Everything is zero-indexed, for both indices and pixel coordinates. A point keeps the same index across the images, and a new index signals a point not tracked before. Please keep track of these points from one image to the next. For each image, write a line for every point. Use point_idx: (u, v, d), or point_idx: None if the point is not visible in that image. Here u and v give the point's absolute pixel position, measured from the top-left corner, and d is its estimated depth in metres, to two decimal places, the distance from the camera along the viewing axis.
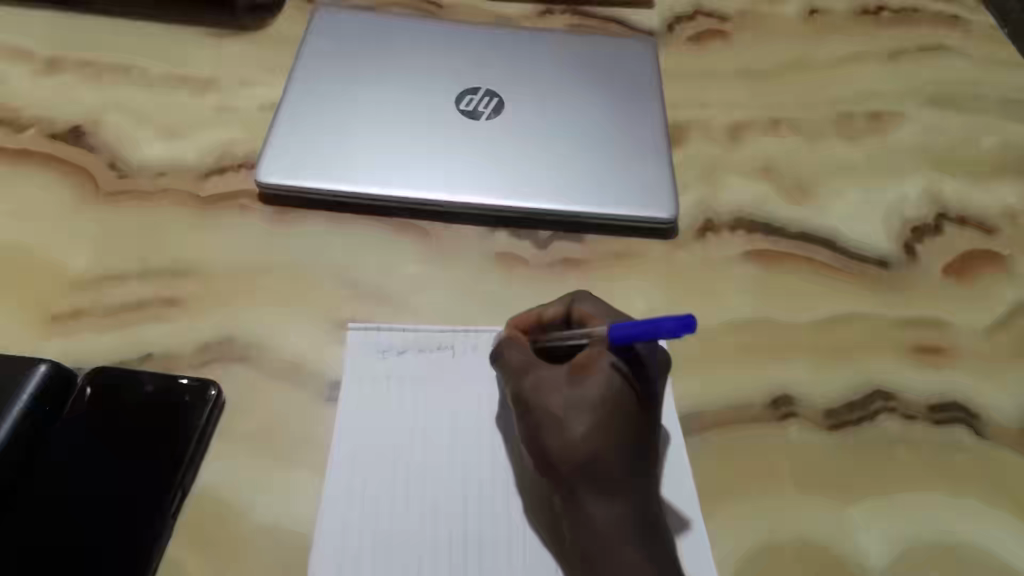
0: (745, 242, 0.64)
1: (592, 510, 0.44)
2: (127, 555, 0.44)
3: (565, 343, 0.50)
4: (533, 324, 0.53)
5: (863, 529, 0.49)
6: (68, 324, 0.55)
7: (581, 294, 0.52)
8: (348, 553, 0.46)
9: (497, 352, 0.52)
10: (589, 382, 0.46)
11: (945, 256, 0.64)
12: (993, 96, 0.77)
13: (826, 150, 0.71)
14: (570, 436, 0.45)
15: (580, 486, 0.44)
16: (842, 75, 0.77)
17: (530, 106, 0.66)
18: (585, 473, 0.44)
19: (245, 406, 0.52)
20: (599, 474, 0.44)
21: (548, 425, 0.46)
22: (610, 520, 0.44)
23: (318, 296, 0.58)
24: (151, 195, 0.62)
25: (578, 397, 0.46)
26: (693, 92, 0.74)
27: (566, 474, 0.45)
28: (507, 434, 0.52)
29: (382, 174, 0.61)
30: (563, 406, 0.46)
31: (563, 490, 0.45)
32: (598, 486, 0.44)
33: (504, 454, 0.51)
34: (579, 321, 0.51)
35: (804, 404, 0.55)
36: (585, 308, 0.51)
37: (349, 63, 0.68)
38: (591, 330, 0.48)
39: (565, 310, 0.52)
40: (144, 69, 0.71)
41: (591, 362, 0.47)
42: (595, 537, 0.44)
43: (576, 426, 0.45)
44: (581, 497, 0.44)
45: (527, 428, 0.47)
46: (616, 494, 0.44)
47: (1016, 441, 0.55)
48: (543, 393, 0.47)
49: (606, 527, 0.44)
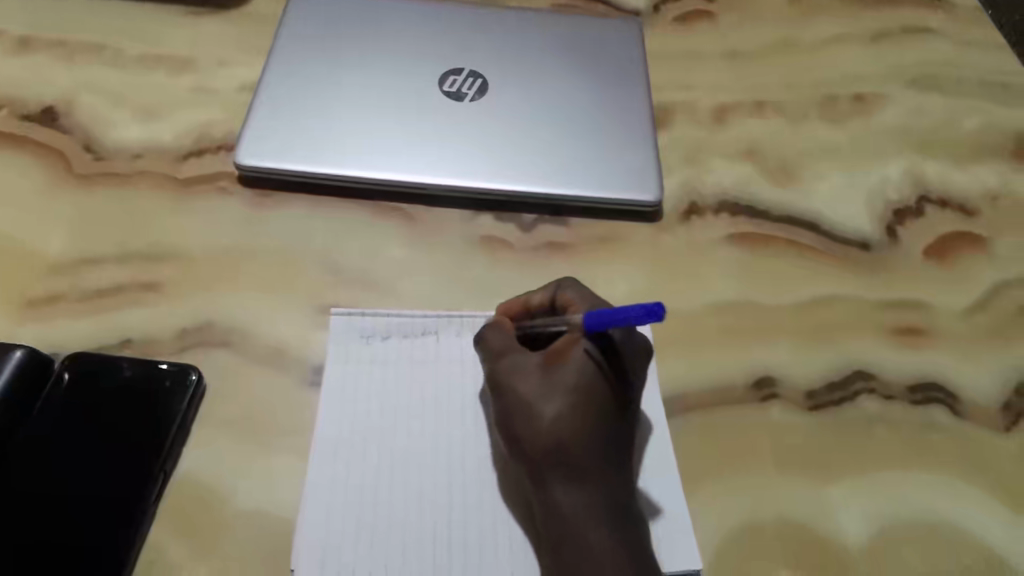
0: (729, 225, 0.64)
1: (559, 495, 0.44)
2: (125, 551, 0.44)
3: (543, 330, 0.51)
4: (522, 313, 0.53)
5: (843, 508, 0.50)
6: (44, 310, 0.54)
7: (567, 280, 0.52)
8: (331, 539, 0.46)
9: (478, 334, 0.52)
10: (562, 369, 0.46)
11: (927, 238, 0.65)
12: (976, 78, 0.78)
13: (810, 133, 0.71)
14: (540, 421, 0.45)
15: (548, 470, 0.44)
16: (827, 57, 0.77)
17: (516, 89, 0.65)
18: (553, 459, 0.44)
19: (226, 391, 0.51)
20: (568, 459, 0.44)
21: (520, 409, 0.46)
22: (577, 506, 0.43)
23: (301, 281, 0.57)
24: (128, 178, 0.61)
25: (550, 383, 0.46)
26: (678, 74, 0.74)
27: (535, 459, 0.45)
28: (487, 422, 0.52)
29: (366, 158, 0.60)
30: (534, 391, 0.46)
31: (532, 474, 0.45)
32: (567, 471, 0.44)
33: (487, 439, 0.51)
34: (563, 309, 0.51)
35: (785, 385, 0.55)
36: (570, 295, 0.51)
37: (333, 44, 0.66)
38: (570, 319, 0.49)
39: (550, 298, 0.52)
40: (118, 48, 0.69)
41: (566, 349, 0.47)
42: (561, 523, 0.43)
43: (547, 410, 0.45)
44: (548, 481, 0.44)
45: (501, 413, 0.48)
46: (586, 480, 0.44)
47: (993, 419, 0.55)
48: (518, 377, 0.48)
49: (572, 512, 0.43)
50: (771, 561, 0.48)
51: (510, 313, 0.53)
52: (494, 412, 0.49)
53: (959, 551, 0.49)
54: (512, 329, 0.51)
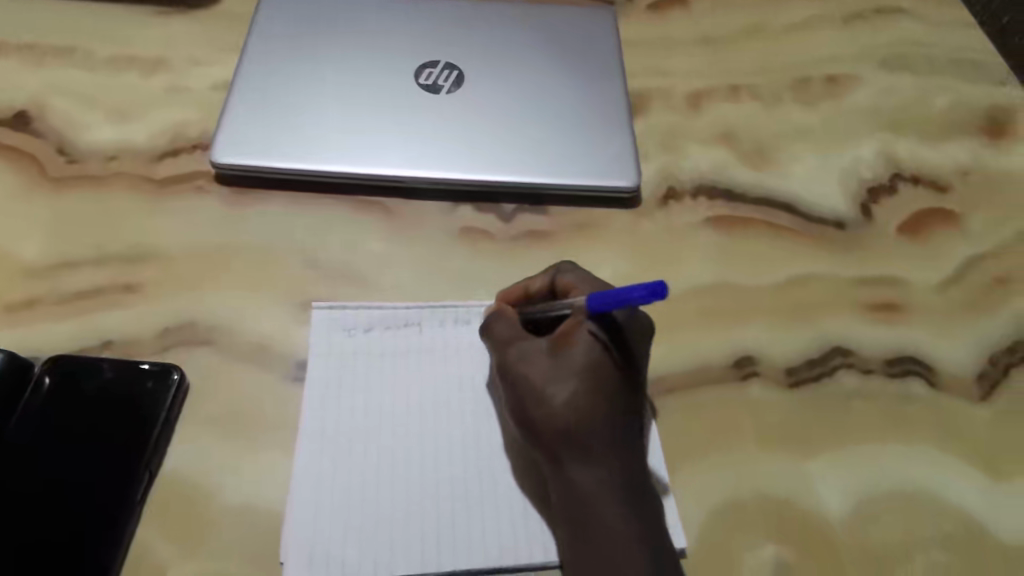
0: (706, 208, 0.65)
1: (576, 474, 0.44)
2: (107, 554, 0.44)
3: (545, 314, 0.50)
4: (519, 300, 0.53)
5: (822, 481, 0.51)
6: (22, 315, 0.54)
7: (565, 265, 0.53)
8: (318, 533, 0.46)
9: (485, 324, 0.52)
10: (571, 352, 0.47)
11: (900, 215, 0.66)
12: (945, 57, 0.79)
13: (783, 115, 0.72)
14: (552, 404, 0.45)
15: (563, 450, 0.45)
16: (799, 40, 0.78)
17: (493, 80, 0.66)
18: (567, 440, 0.45)
19: (208, 390, 0.51)
20: (581, 438, 0.44)
21: (532, 394, 0.46)
22: (595, 483, 0.44)
23: (282, 278, 0.57)
24: (103, 180, 0.61)
25: (560, 366, 0.46)
26: (653, 61, 0.74)
27: (548, 440, 0.45)
28: (497, 410, 0.52)
29: (347, 154, 0.60)
30: (543, 376, 0.46)
31: (546, 455, 0.46)
32: (579, 452, 0.44)
33: (496, 430, 0.52)
34: (561, 292, 0.52)
35: (764, 363, 0.56)
36: (569, 279, 0.52)
37: (312, 41, 0.66)
38: (575, 300, 0.49)
39: (549, 282, 0.52)
40: (90, 51, 0.68)
41: (571, 332, 0.47)
42: (577, 500, 0.44)
43: (558, 393, 0.46)
44: (564, 461, 0.45)
45: (511, 399, 0.48)
46: (601, 458, 0.44)
47: (969, 390, 0.57)
48: (528, 364, 0.48)
49: (589, 488, 0.44)
50: (753, 535, 0.48)
51: (507, 300, 0.53)
52: (505, 399, 0.49)
53: (936, 519, 0.50)
54: (517, 319, 0.51)
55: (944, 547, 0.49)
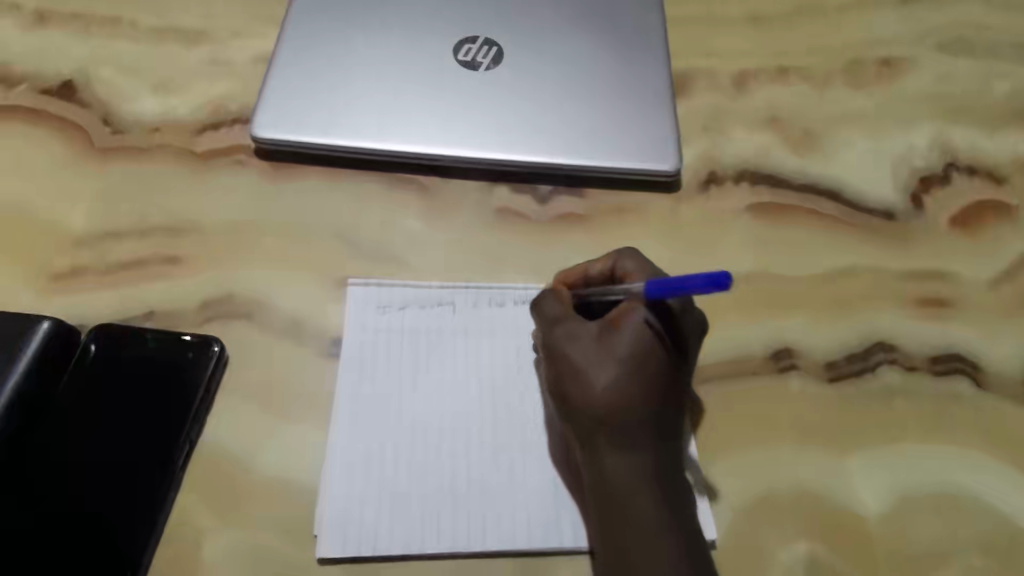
0: (748, 195, 0.63)
1: (607, 458, 0.44)
2: (146, 524, 0.45)
3: (600, 298, 0.50)
4: (579, 280, 0.53)
5: (862, 479, 0.50)
6: (69, 283, 0.55)
7: (626, 249, 0.52)
8: (352, 509, 0.47)
9: (535, 299, 0.52)
10: (617, 337, 0.46)
11: (953, 207, 0.63)
12: (1008, 41, 0.75)
13: (832, 99, 0.69)
14: (592, 386, 0.45)
15: (598, 433, 0.45)
16: (853, 20, 0.75)
17: (532, 57, 0.64)
18: (604, 424, 0.44)
19: (247, 362, 0.52)
20: (617, 423, 0.44)
21: (572, 375, 0.46)
22: (626, 470, 0.43)
23: (321, 255, 0.58)
24: (146, 151, 0.61)
25: (604, 350, 0.46)
26: (698, 39, 0.72)
27: (583, 423, 0.45)
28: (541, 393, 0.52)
29: (385, 132, 0.60)
30: (586, 359, 0.46)
31: (581, 438, 0.46)
32: (615, 437, 0.44)
33: (535, 414, 0.52)
34: (620, 280, 0.51)
35: (804, 356, 0.55)
36: (627, 267, 0.50)
37: (350, 15, 0.65)
38: (630, 287, 0.48)
39: (610, 268, 0.51)
40: (133, 21, 0.69)
41: (622, 317, 0.47)
42: (606, 485, 0.44)
43: (600, 376, 0.45)
44: (597, 445, 0.44)
45: (553, 379, 0.48)
46: (636, 445, 0.44)
47: (1017, 391, 0.55)
48: (573, 344, 0.47)
49: (620, 474, 0.43)
50: (786, 531, 0.48)
51: (567, 281, 0.53)
52: (547, 379, 0.49)
53: (978, 523, 0.49)
54: (568, 300, 0.51)
55: (983, 552, 0.48)
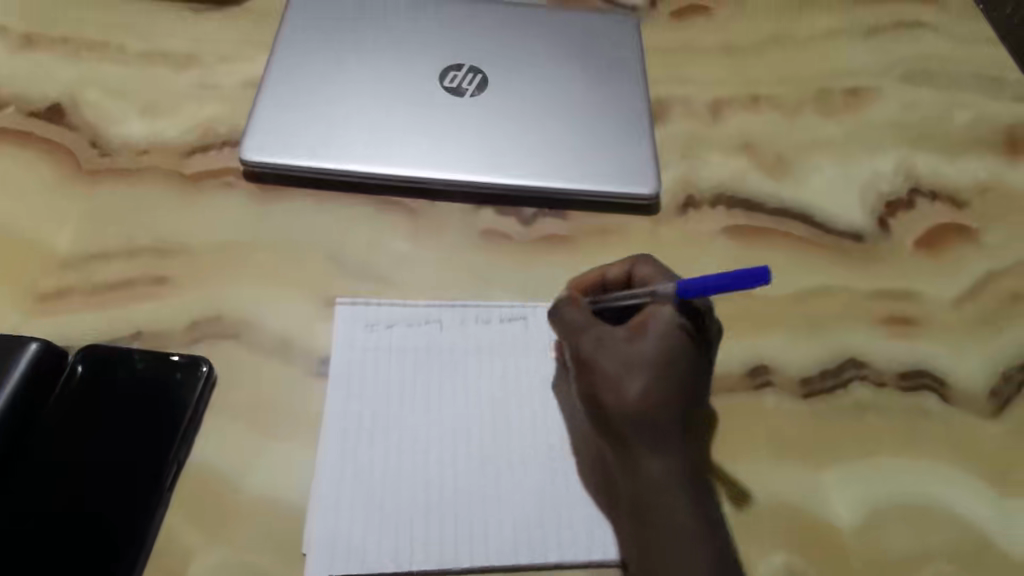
0: (724, 218, 0.65)
1: (645, 462, 0.45)
2: (133, 545, 0.45)
3: (618, 303, 0.51)
4: (593, 285, 0.54)
5: (835, 491, 0.52)
6: (55, 304, 0.55)
7: (642, 256, 0.54)
8: (341, 525, 0.48)
9: (556, 310, 0.53)
10: (644, 341, 0.48)
11: (918, 230, 0.66)
12: (967, 72, 0.79)
13: (803, 127, 0.72)
14: (626, 393, 0.46)
15: (632, 438, 0.45)
16: (821, 52, 0.78)
17: (516, 84, 0.66)
18: (641, 430, 0.45)
19: (235, 381, 0.53)
20: (652, 426, 0.45)
21: (604, 382, 0.47)
22: (663, 474, 0.44)
23: (309, 275, 0.59)
24: (134, 173, 0.62)
25: (635, 354, 0.47)
26: (675, 68, 0.75)
27: (620, 430, 0.46)
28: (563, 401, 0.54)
29: (373, 156, 0.61)
30: (618, 366, 0.47)
31: (617, 444, 0.46)
32: (653, 442, 0.45)
33: (555, 423, 0.53)
34: (637, 284, 0.52)
35: (779, 373, 0.57)
36: (644, 272, 0.52)
37: (337, 42, 0.67)
38: (651, 288, 0.51)
39: (626, 273, 0.53)
40: (122, 45, 0.70)
41: (648, 322, 0.48)
42: (645, 490, 0.44)
43: (633, 383, 0.46)
44: (634, 451, 0.45)
45: (584, 385, 0.48)
46: (671, 450, 0.45)
47: (981, 406, 0.57)
48: (603, 351, 0.48)
49: (656, 478, 0.44)
50: (764, 543, 0.49)
51: (580, 288, 0.54)
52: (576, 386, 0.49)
53: (945, 531, 0.51)
54: (588, 307, 0.52)
55: (952, 560, 0.50)
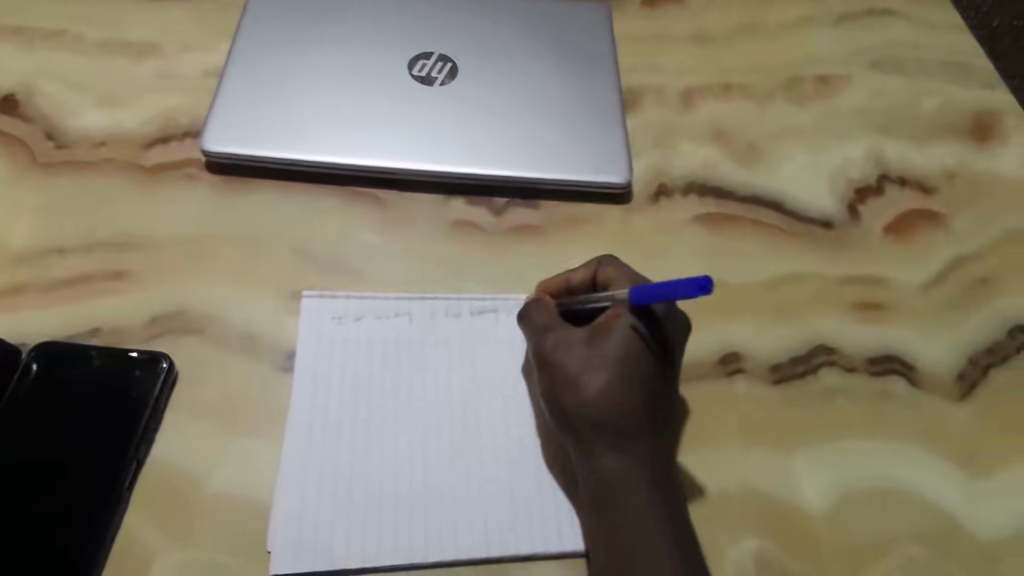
0: (695, 206, 0.65)
1: (605, 458, 0.45)
2: (91, 545, 0.44)
3: (586, 305, 0.51)
4: (559, 289, 0.54)
5: (806, 475, 0.52)
6: (10, 300, 0.53)
7: (607, 256, 0.53)
8: (308, 523, 0.47)
9: (522, 311, 0.53)
10: (607, 341, 0.47)
11: (887, 216, 0.67)
12: (936, 60, 0.79)
13: (774, 115, 0.73)
14: (586, 391, 0.46)
15: (593, 437, 0.45)
16: (793, 40, 0.79)
17: (486, 73, 0.66)
18: (599, 427, 0.45)
19: (200, 377, 0.52)
20: (612, 425, 0.45)
21: (565, 382, 0.47)
22: (622, 470, 0.44)
23: (276, 268, 0.57)
24: (93, 166, 0.60)
25: (595, 355, 0.47)
26: (647, 57, 0.75)
27: (579, 426, 0.46)
28: (531, 396, 0.53)
29: (338, 147, 0.60)
30: (579, 365, 0.47)
31: (577, 440, 0.46)
32: (612, 438, 0.45)
33: (524, 417, 0.53)
34: (602, 287, 0.52)
35: (750, 359, 0.57)
36: (609, 271, 0.52)
37: (306, 31, 0.66)
38: (614, 293, 0.49)
39: (591, 275, 0.52)
40: (80, 34, 0.68)
41: (609, 323, 0.48)
42: (606, 486, 0.44)
43: (593, 381, 0.46)
44: (594, 447, 0.45)
45: (545, 385, 0.48)
46: (631, 445, 0.45)
47: (949, 388, 0.57)
48: (565, 352, 0.48)
49: (618, 475, 0.44)
50: (735, 529, 0.49)
51: (549, 291, 0.54)
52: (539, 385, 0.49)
53: (914, 514, 0.51)
54: (554, 308, 0.52)
55: (921, 543, 0.50)
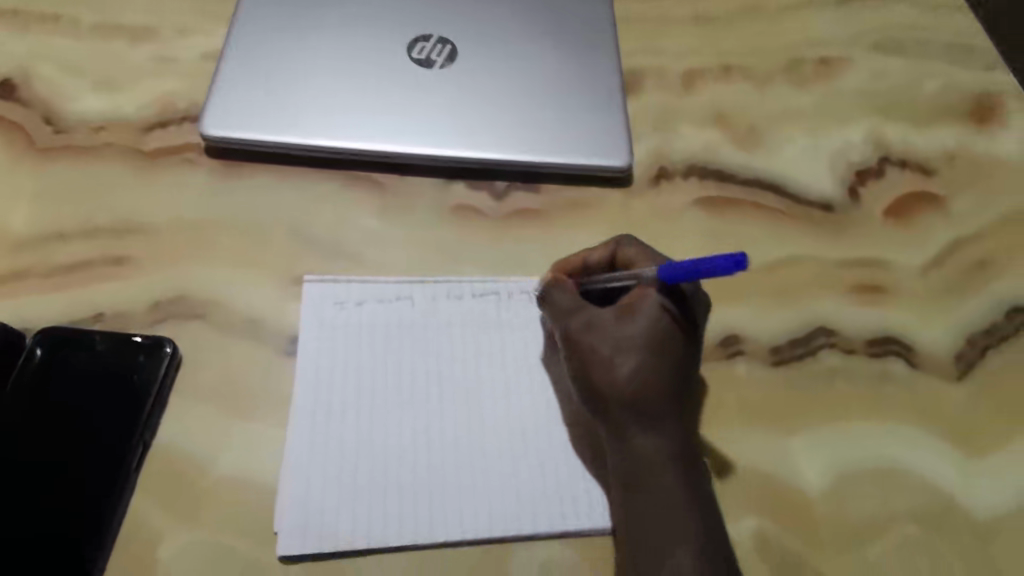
0: (696, 189, 0.65)
1: (637, 439, 0.45)
2: (98, 528, 0.44)
3: (603, 284, 0.51)
4: (576, 268, 0.54)
5: (804, 457, 0.53)
6: (11, 286, 0.53)
7: (626, 237, 0.53)
8: (314, 506, 0.47)
9: (543, 294, 0.53)
10: (635, 323, 0.47)
11: (887, 199, 0.67)
12: (938, 41, 0.79)
13: (775, 97, 0.72)
14: (618, 374, 0.46)
15: (625, 418, 0.46)
16: (794, 22, 0.78)
17: (486, 56, 0.65)
18: (631, 408, 0.46)
19: (204, 362, 0.52)
20: (643, 406, 0.45)
21: (597, 364, 0.47)
22: (655, 450, 0.45)
23: (276, 253, 0.57)
24: (91, 151, 0.60)
25: (624, 337, 0.47)
26: (648, 39, 0.74)
27: (611, 408, 0.46)
28: (554, 377, 0.54)
29: (339, 131, 0.60)
30: (608, 347, 0.47)
31: (608, 422, 0.47)
32: (643, 419, 0.45)
33: (546, 398, 0.53)
34: (620, 267, 0.53)
35: (750, 342, 0.57)
36: (630, 252, 0.52)
37: (305, 13, 0.65)
38: (638, 272, 0.50)
39: (609, 255, 0.53)
40: (75, 18, 0.67)
41: (638, 304, 0.48)
42: (637, 466, 0.45)
43: (624, 363, 0.46)
44: (625, 428, 0.46)
45: (575, 367, 0.48)
46: (662, 426, 0.46)
47: (947, 370, 0.58)
48: (595, 333, 0.48)
49: (649, 455, 0.45)
50: (735, 509, 0.50)
51: (563, 270, 0.54)
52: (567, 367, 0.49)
53: (912, 494, 0.52)
54: (576, 289, 0.52)
55: (919, 523, 0.51)
